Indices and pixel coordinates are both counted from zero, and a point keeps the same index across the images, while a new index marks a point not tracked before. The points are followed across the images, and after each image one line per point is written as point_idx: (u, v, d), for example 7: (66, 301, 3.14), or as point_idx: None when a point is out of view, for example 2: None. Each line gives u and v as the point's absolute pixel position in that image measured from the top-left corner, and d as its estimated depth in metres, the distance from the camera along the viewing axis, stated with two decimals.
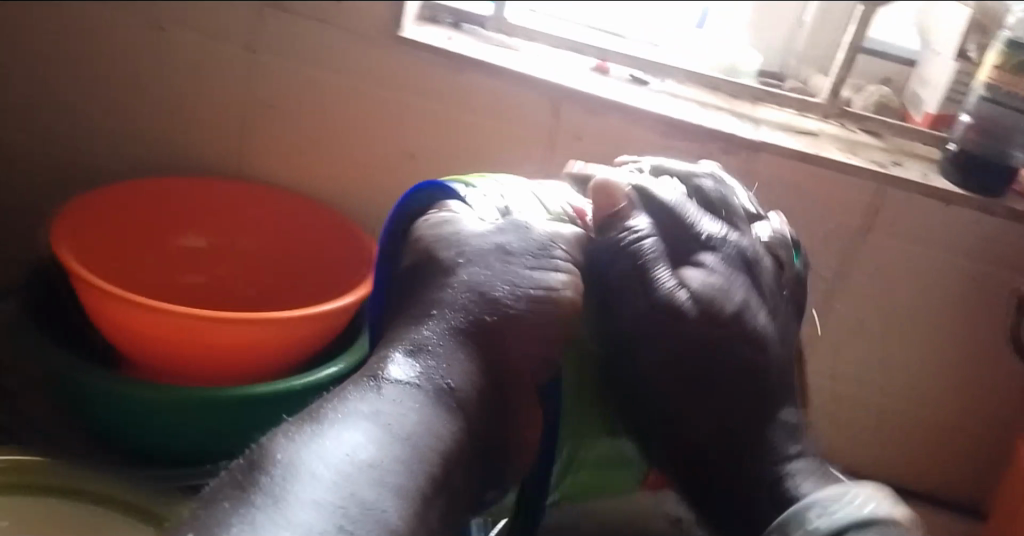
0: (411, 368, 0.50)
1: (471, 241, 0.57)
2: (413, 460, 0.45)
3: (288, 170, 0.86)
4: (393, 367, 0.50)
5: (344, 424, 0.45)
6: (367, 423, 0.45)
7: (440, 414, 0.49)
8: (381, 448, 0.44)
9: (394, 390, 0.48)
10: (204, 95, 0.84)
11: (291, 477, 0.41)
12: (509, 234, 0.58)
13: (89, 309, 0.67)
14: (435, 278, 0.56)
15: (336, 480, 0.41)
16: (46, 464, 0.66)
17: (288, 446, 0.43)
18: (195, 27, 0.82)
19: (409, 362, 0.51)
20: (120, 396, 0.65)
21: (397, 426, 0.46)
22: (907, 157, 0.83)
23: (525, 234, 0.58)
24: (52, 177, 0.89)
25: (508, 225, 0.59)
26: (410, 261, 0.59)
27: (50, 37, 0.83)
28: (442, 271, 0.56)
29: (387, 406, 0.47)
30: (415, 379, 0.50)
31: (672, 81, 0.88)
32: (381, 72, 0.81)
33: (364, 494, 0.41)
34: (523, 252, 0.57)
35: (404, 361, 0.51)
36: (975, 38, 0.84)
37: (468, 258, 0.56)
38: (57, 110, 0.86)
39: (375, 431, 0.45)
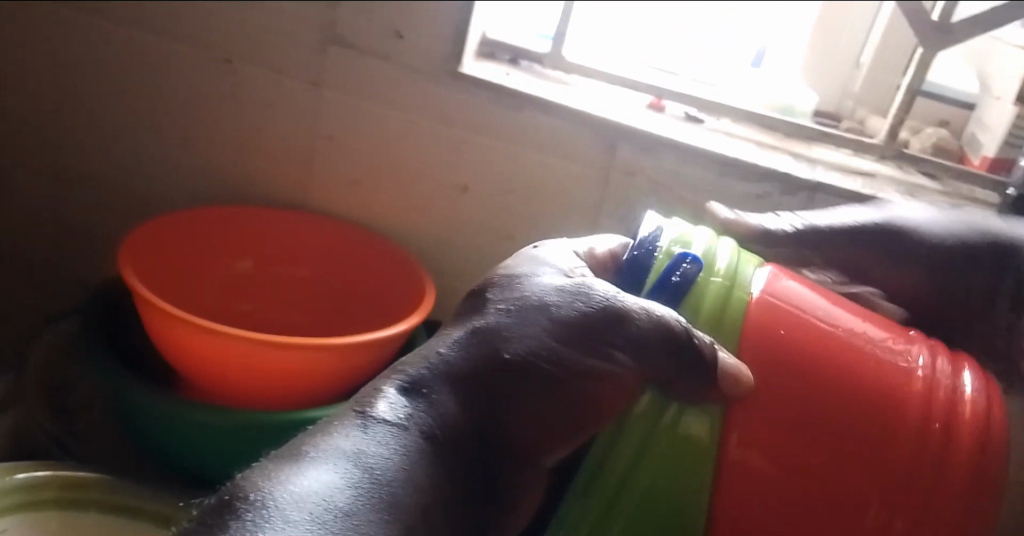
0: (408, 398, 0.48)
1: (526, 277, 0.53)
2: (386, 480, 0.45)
3: (346, 200, 0.88)
4: (379, 403, 0.48)
5: (321, 460, 0.45)
6: (342, 460, 0.45)
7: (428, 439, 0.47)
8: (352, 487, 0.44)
9: (379, 428, 0.47)
10: (268, 126, 0.87)
11: (259, 506, 0.42)
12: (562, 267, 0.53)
13: (153, 331, 0.69)
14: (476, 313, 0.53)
15: (299, 509, 0.42)
16: (108, 483, 0.68)
17: (260, 479, 0.44)
18: (262, 60, 0.84)
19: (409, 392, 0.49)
20: (175, 417, 0.66)
21: (375, 466, 0.45)
22: (965, 201, 0.82)
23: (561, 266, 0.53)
24: (122, 201, 0.92)
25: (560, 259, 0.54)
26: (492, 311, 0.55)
27: (126, 68, 0.87)
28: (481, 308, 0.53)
29: (361, 455, 0.45)
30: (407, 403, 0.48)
31: (727, 119, 0.89)
32: (440, 107, 0.83)
33: (324, 519, 0.42)
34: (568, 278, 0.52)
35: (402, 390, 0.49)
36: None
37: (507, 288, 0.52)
38: (129, 137, 0.90)
39: (346, 471, 0.44)
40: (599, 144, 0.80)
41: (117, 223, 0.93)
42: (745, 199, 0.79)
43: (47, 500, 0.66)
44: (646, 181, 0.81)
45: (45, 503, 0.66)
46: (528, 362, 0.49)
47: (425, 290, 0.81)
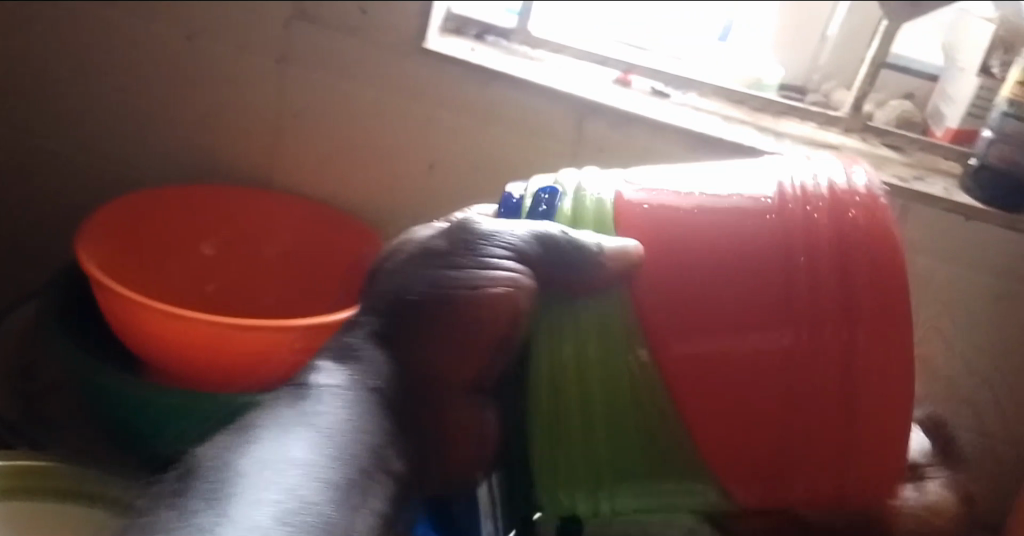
0: (337, 371, 0.52)
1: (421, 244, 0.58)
2: (347, 449, 0.47)
3: (311, 180, 0.87)
4: (317, 377, 0.51)
5: (285, 434, 0.47)
6: (309, 431, 0.47)
7: (373, 408, 0.50)
8: (318, 454, 0.46)
9: (330, 398, 0.50)
10: (230, 105, 0.85)
11: (228, 484, 0.44)
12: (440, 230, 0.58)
13: (116, 315, 0.68)
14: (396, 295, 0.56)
15: (277, 485, 0.44)
16: (73, 471, 0.65)
17: (223, 455, 0.46)
18: (223, 37, 0.83)
19: (334, 367, 0.52)
20: (140, 400, 0.65)
21: (325, 431, 0.48)
22: (930, 172, 0.83)
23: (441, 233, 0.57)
24: (82, 183, 0.90)
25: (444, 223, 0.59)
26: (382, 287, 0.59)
27: (83, 46, 0.85)
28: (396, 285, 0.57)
29: (308, 426, 0.48)
30: (345, 378, 0.51)
31: (694, 93, 0.89)
32: (405, 84, 0.82)
33: (303, 492, 0.44)
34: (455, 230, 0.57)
35: (330, 367, 0.52)
36: (998, 54, 0.82)
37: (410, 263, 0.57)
38: (88, 117, 0.88)
39: (317, 442, 0.47)
40: (567, 120, 0.80)
41: (78, 206, 0.91)
42: (714, 172, 0.79)
43: (11, 489, 0.63)
44: (614, 156, 0.80)
45: (10, 492, 0.63)
46: (434, 302, 0.54)
47: None
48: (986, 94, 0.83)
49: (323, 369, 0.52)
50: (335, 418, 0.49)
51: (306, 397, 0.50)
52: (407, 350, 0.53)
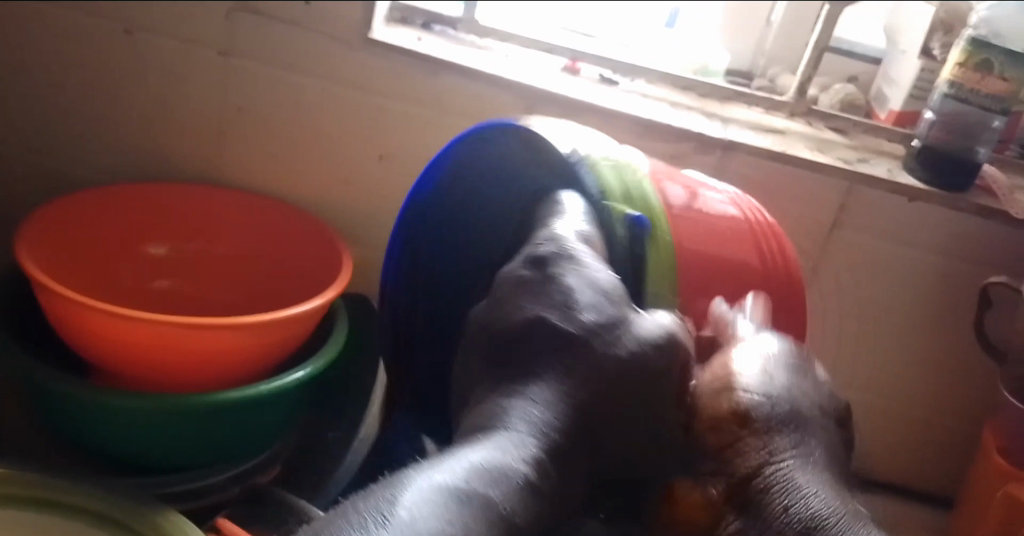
0: (535, 407, 0.47)
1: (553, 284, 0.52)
2: (506, 482, 0.41)
3: (258, 175, 0.86)
4: (513, 415, 0.46)
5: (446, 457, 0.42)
6: (473, 456, 0.42)
7: (551, 438, 0.46)
8: (491, 457, 0.42)
9: (514, 436, 0.45)
10: (172, 100, 0.83)
11: (364, 527, 0.36)
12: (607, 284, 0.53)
13: (58, 318, 0.66)
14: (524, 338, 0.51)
15: (406, 529, 0.36)
16: (26, 477, 0.62)
17: (349, 513, 0.38)
18: (163, 31, 0.81)
19: (533, 401, 0.47)
20: (88, 403, 0.63)
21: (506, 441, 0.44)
22: (873, 154, 0.84)
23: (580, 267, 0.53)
24: (19, 184, 0.88)
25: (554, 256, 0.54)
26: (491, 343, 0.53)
27: (14, 42, 0.82)
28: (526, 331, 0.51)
29: (508, 437, 0.44)
30: (539, 408, 0.47)
31: (642, 80, 0.89)
32: (352, 75, 0.81)
33: None
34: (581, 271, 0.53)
35: (525, 402, 0.47)
36: (938, 37, 0.86)
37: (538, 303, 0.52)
38: (23, 116, 0.85)
39: (479, 468, 0.41)
40: (517, 108, 0.80)
41: (16, 208, 0.89)
42: (664, 160, 0.80)
43: None
44: None
45: None
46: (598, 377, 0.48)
47: (344, 263, 0.79)
48: (926, 76, 0.85)
49: (518, 394, 0.48)
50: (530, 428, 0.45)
51: (503, 417, 0.46)
52: (597, 376, 0.48)
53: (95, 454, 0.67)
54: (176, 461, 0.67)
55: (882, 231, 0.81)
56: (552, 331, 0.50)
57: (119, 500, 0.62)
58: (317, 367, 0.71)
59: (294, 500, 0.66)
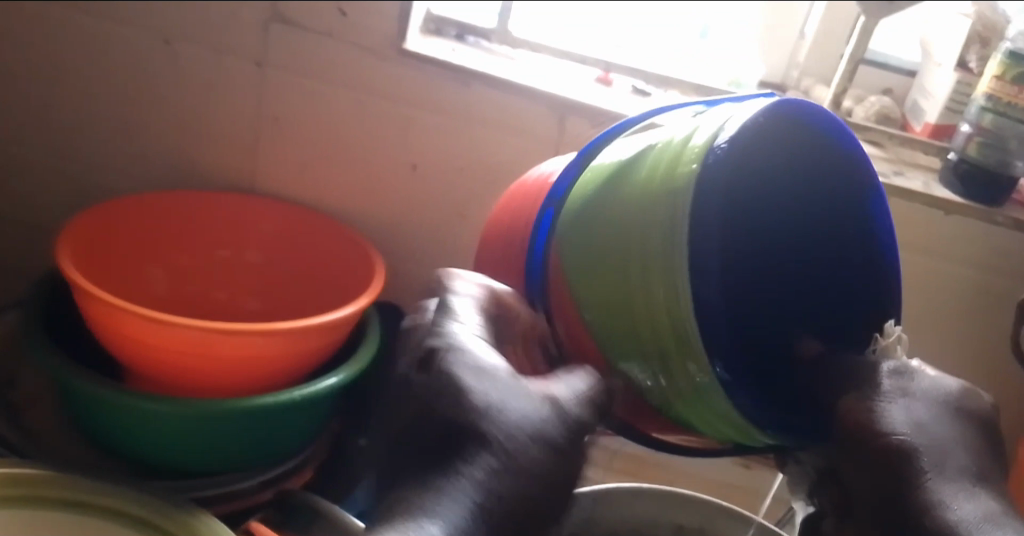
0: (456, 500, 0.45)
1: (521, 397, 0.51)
2: None
3: (292, 184, 0.87)
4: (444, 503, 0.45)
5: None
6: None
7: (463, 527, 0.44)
8: None
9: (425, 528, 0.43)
10: (209, 109, 0.85)
11: None
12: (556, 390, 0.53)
13: (95, 321, 0.67)
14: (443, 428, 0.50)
15: None
16: (67, 478, 0.63)
17: None
18: (201, 41, 0.82)
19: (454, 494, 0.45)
20: (125, 407, 0.64)
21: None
22: (908, 166, 0.84)
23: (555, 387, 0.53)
24: (61, 191, 0.90)
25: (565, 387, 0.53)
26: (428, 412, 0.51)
27: (58, 53, 0.84)
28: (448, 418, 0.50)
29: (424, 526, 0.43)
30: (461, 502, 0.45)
31: (675, 91, 0.89)
32: (385, 86, 0.82)
33: None
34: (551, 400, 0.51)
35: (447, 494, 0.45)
36: (975, 50, 0.84)
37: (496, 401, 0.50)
38: (65, 125, 0.87)
39: None
40: (550, 121, 0.80)
41: (59, 216, 0.90)
42: None
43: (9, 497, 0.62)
44: None
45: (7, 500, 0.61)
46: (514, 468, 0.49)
47: (376, 272, 0.80)
48: (963, 89, 0.84)
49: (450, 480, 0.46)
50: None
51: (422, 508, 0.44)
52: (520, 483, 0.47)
53: (131, 457, 0.68)
54: (209, 464, 0.68)
55: (916, 242, 0.80)
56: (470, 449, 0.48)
57: (152, 502, 0.64)
58: (347, 373, 0.71)
59: (321, 504, 0.67)
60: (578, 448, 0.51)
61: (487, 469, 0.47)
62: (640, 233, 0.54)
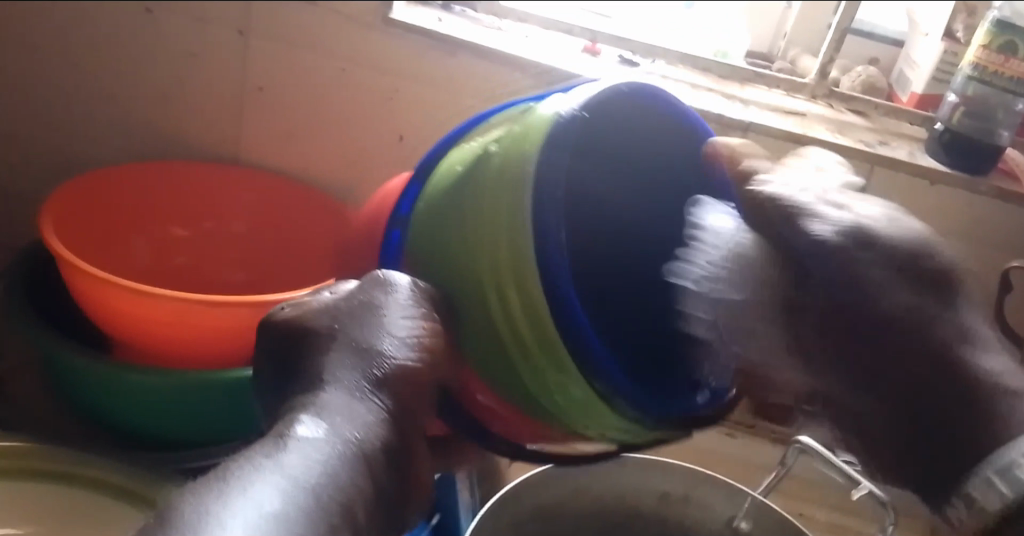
0: (330, 408, 0.46)
1: (345, 305, 0.53)
2: (330, 459, 0.43)
3: (276, 155, 0.86)
4: (327, 399, 0.47)
5: (280, 445, 0.43)
6: (312, 436, 0.44)
7: (361, 415, 0.47)
8: (320, 453, 0.43)
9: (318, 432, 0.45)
10: (192, 78, 0.84)
11: (210, 514, 0.38)
12: (375, 290, 0.54)
13: (82, 294, 0.67)
14: (304, 356, 0.51)
15: (257, 507, 0.38)
16: (51, 451, 0.63)
17: (198, 500, 0.39)
18: (182, 9, 0.81)
19: (323, 408, 0.46)
20: (111, 379, 0.64)
21: (332, 451, 0.43)
22: (894, 136, 0.84)
23: (386, 286, 0.54)
24: (44, 162, 0.88)
25: (375, 281, 0.54)
26: (281, 346, 0.53)
27: (37, 22, 0.83)
28: (310, 347, 0.51)
29: (320, 420, 0.45)
30: (343, 401, 0.47)
31: (660, 62, 0.89)
32: (370, 55, 0.81)
33: (277, 507, 0.38)
34: (389, 302, 0.53)
35: (315, 407, 0.46)
36: (961, 19, 0.85)
37: (341, 324, 0.52)
38: (46, 95, 0.86)
39: (316, 449, 0.43)
40: (536, 91, 0.79)
41: (42, 187, 0.89)
42: None
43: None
44: None
45: None
46: (393, 385, 0.49)
47: (364, 243, 0.80)
48: (949, 59, 0.84)
49: (317, 405, 0.47)
50: (353, 443, 0.45)
51: (307, 409, 0.46)
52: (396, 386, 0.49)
53: (117, 430, 0.68)
54: (196, 436, 0.68)
55: (900, 211, 0.80)
56: (348, 363, 0.50)
57: (140, 474, 0.63)
58: None
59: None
60: (436, 373, 0.52)
61: (348, 375, 0.49)
62: (489, 208, 0.52)
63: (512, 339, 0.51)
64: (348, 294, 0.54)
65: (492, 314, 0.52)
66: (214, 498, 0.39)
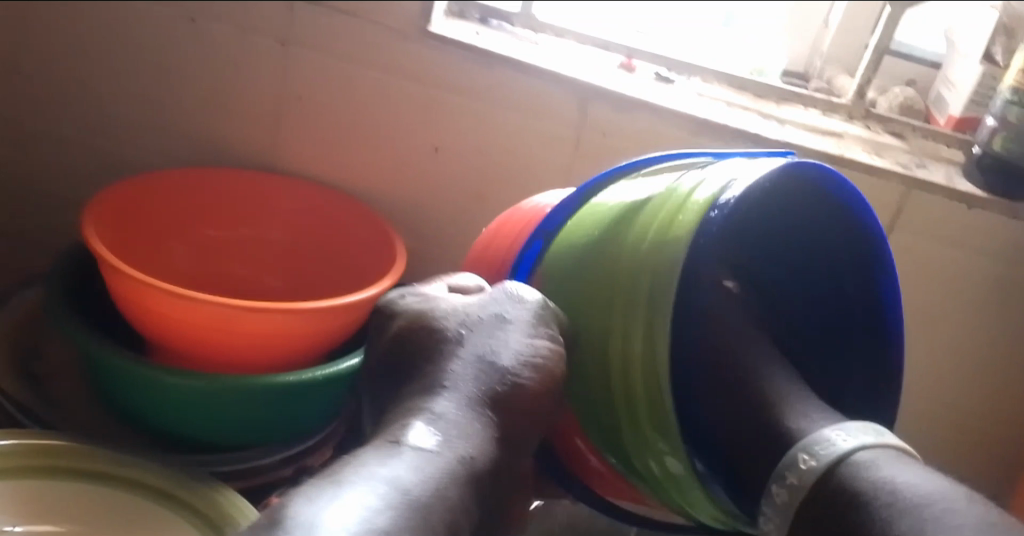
0: (451, 411, 0.51)
1: (474, 314, 0.58)
2: (446, 460, 0.47)
3: (313, 163, 0.87)
4: (446, 402, 0.52)
5: (402, 435, 0.48)
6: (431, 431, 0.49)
7: (476, 424, 0.51)
8: (441, 452, 0.47)
9: (438, 430, 0.49)
10: (233, 87, 0.85)
11: (339, 483, 0.42)
12: (505, 303, 0.59)
13: (122, 296, 0.68)
14: (428, 356, 0.56)
15: (379, 486, 0.42)
16: (92, 450, 0.64)
17: (329, 472, 0.44)
18: (226, 19, 0.82)
19: (443, 410, 0.51)
20: (149, 381, 0.65)
21: (443, 459, 0.47)
22: (931, 158, 0.83)
23: (516, 303, 0.59)
24: (87, 166, 0.90)
25: (507, 295, 0.59)
26: (405, 342, 0.58)
27: (84, 29, 0.84)
28: (434, 350, 0.56)
29: (440, 421, 0.50)
30: (463, 406, 0.52)
31: (697, 79, 0.89)
32: (409, 66, 0.82)
33: (397, 491, 0.42)
34: (517, 319, 0.58)
35: (436, 408, 0.51)
36: (1000, 42, 0.82)
37: (468, 330, 0.57)
38: (91, 100, 0.87)
39: (433, 447, 0.47)
40: (573, 105, 0.80)
41: (85, 190, 0.91)
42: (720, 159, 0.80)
43: (36, 467, 0.62)
44: (618, 140, 0.81)
45: (33, 470, 0.62)
46: (507, 398, 0.54)
47: (397, 253, 0.80)
48: (988, 81, 0.83)
49: (439, 406, 0.51)
50: (464, 453, 0.48)
51: (429, 409, 0.51)
52: (510, 402, 0.54)
53: (153, 431, 0.69)
54: (230, 439, 0.69)
55: (938, 233, 0.80)
56: (472, 367, 0.55)
57: (173, 474, 0.64)
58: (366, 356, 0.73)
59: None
60: (554, 390, 0.56)
61: (468, 384, 0.53)
62: (607, 278, 0.59)
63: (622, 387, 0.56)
64: (479, 302, 0.59)
65: (606, 358, 0.59)
66: (334, 474, 0.43)
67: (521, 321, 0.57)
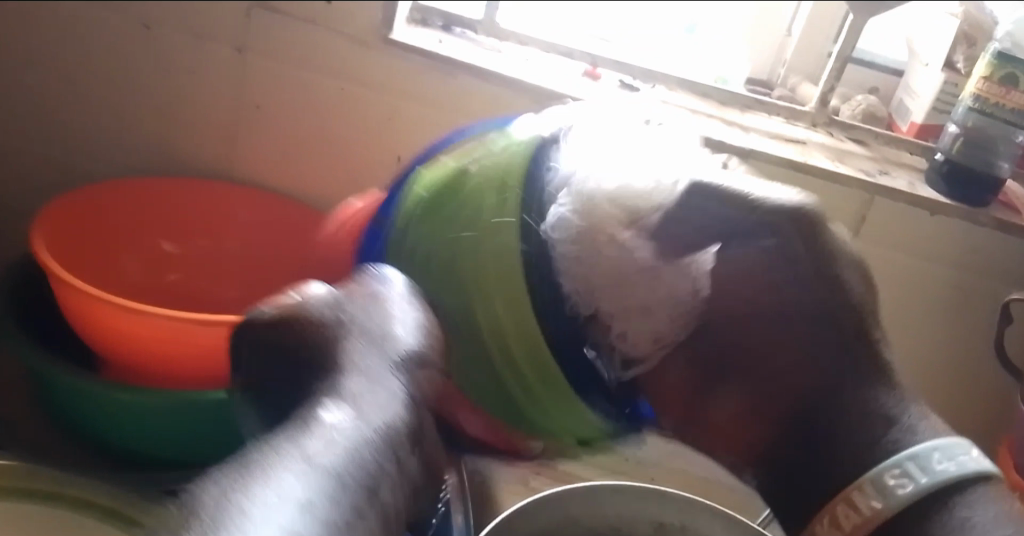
0: (344, 410, 0.46)
1: (349, 295, 0.54)
2: (347, 454, 0.43)
3: (272, 173, 0.86)
4: (341, 392, 0.47)
5: (288, 466, 0.41)
6: (322, 455, 0.42)
7: (384, 396, 0.48)
8: (342, 454, 0.43)
9: (335, 422, 0.45)
10: (187, 95, 0.83)
11: (230, 522, 0.37)
12: (376, 284, 0.55)
13: (71, 311, 0.66)
14: (304, 356, 0.52)
15: (278, 514, 0.38)
16: (41, 474, 0.62)
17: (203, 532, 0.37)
18: (180, 26, 0.81)
19: (337, 410, 0.46)
20: (98, 397, 0.63)
21: (344, 457, 0.43)
22: (895, 165, 0.83)
23: (384, 279, 0.55)
24: (39, 177, 0.88)
25: (376, 276, 0.56)
26: (264, 347, 0.53)
27: (32, 35, 0.82)
28: (307, 347, 0.52)
29: (338, 415, 0.45)
30: (360, 388, 0.48)
31: (661, 87, 0.89)
32: (369, 74, 0.81)
33: (303, 513, 0.38)
34: (394, 300, 0.54)
35: (327, 411, 0.46)
36: (961, 50, 0.84)
37: (344, 320, 0.53)
38: (42, 110, 0.85)
39: (332, 453, 0.43)
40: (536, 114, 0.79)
41: (37, 203, 0.89)
42: None
43: None
44: None
45: None
46: (404, 366, 0.50)
47: None
48: (949, 89, 0.84)
49: (332, 395, 0.47)
50: (375, 428, 0.45)
51: (323, 403, 0.47)
52: (414, 371, 0.50)
53: (101, 450, 0.67)
54: (183, 456, 0.67)
55: (901, 243, 0.80)
56: (355, 347, 0.51)
57: (123, 496, 0.62)
58: None
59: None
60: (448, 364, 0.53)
61: (359, 371, 0.49)
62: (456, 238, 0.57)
63: (500, 342, 0.56)
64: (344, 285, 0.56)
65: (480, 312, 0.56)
66: (236, 493, 0.39)
67: (399, 295, 0.54)
